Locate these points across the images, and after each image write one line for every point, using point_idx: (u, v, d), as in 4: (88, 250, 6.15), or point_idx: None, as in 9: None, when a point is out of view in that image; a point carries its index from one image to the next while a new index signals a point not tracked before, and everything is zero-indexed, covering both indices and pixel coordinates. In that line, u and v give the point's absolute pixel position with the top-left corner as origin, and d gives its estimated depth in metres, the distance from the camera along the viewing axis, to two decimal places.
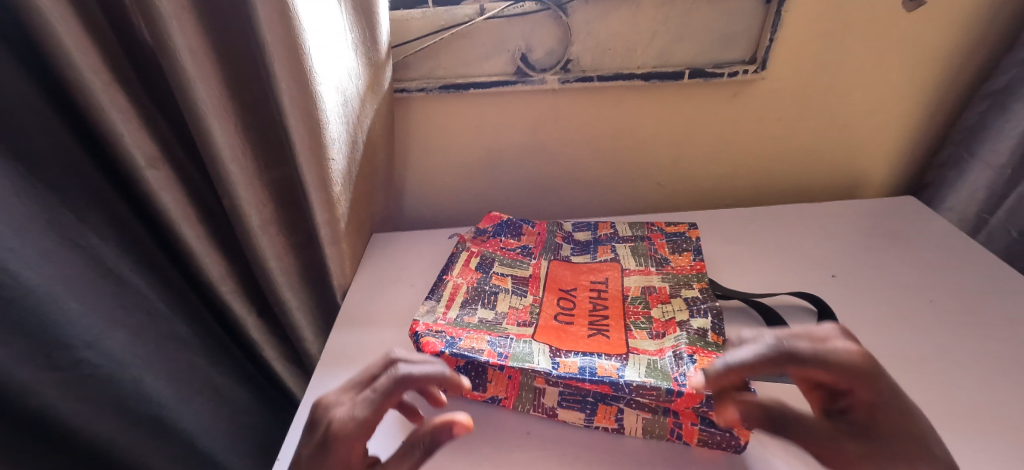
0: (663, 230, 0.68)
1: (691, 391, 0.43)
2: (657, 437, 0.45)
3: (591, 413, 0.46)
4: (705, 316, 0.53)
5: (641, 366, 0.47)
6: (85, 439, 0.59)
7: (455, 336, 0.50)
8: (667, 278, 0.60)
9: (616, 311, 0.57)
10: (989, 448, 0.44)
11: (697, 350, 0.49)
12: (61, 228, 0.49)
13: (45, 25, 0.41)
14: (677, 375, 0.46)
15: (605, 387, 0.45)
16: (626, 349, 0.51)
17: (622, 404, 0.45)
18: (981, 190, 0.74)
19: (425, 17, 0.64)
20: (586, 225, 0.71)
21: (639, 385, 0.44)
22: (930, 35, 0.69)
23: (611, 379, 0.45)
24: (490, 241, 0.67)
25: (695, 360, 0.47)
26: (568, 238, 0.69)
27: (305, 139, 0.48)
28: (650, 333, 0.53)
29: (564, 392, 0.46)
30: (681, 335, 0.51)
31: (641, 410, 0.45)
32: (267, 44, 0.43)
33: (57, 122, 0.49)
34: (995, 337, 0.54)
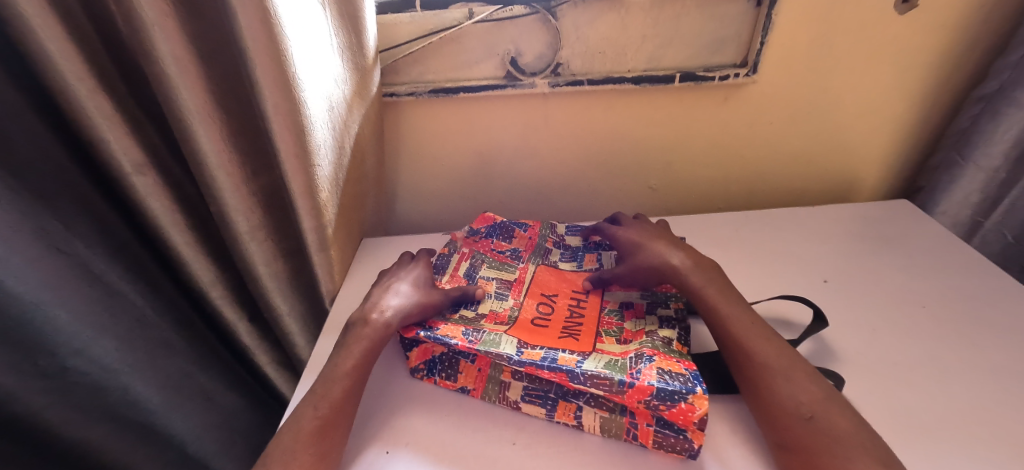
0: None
1: (641, 384, 0.43)
2: (613, 437, 0.45)
3: (552, 409, 0.47)
4: (673, 328, 0.53)
5: (601, 361, 0.48)
6: (74, 444, 0.59)
7: (433, 324, 0.53)
8: (648, 295, 0.58)
9: (591, 319, 0.56)
10: (978, 456, 0.44)
11: (659, 352, 0.48)
12: (47, 236, 0.49)
13: (28, 31, 0.41)
14: (634, 370, 0.46)
15: (563, 376, 0.46)
16: (592, 348, 0.51)
17: (581, 401, 0.47)
18: (974, 194, 0.75)
19: (413, 21, 0.63)
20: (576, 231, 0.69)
21: (592, 378, 0.45)
22: (923, 38, 0.68)
23: (568, 367, 0.46)
24: (478, 242, 0.66)
25: (654, 359, 0.47)
26: (558, 243, 0.67)
27: (290, 146, 0.48)
28: (618, 339, 0.53)
29: (529, 385, 0.48)
30: (646, 341, 0.51)
31: (599, 408, 0.46)
32: (250, 52, 0.42)
33: (42, 128, 0.49)
34: (986, 343, 0.54)
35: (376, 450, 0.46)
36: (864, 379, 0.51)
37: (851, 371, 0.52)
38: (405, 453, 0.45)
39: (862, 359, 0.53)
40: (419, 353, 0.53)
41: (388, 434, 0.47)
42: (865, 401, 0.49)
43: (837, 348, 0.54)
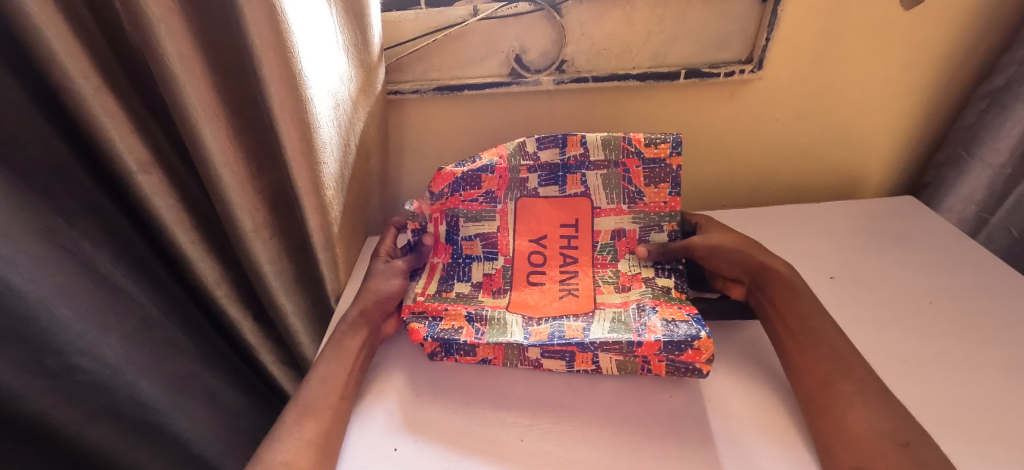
0: (641, 155, 0.57)
1: (649, 341, 0.47)
2: (630, 372, 0.50)
3: (571, 360, 0.50)
4: (669, 276, 0.58)
5: (607, 321, 0.52)
6: (79, 445, 0.59)
7: (436, 317, 0.54)
8: (639, 219, 0.60)
9: (585, 262, 0.59)
10: (989, 450, 0.43)
11: (660, 302, 0.53)
12: (52, 235, 0.49)
13: (34, 30, 0.41)
14: (639, 325, 0.50)
15: (574, 347, 0.49)
16: (595, 305, 0.55)
17: (595, 350, 0.49)
18: (980, 189, 0.75)
19: (417, 18, 0.63)
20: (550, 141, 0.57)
21: (602, 342, 0.49)
22: (928, 34, 0.68)
23: (578, 340, 0.49)
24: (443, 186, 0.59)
25: (657, 310, 0.52)
26: (534, 165, 0.58)
27: (296, 143, 0.48)
28: (616, 286, 0.57)
29: (544, 347, 0.50)
30: (646, 290, 0.56)
31: (614, 353, 0.49)
32: (256, 48, 0.42)
33: (47, 127, 0.49)
34: (994, 338, 0.54)
35: (385, 447, 0.45)
36: None
37: None
38: (412, 448, 0.45)
39: (870, 356, 0.53)
40: (431, 342, 0.52)
41: (396, 433, 0.46)
42: None
43: None
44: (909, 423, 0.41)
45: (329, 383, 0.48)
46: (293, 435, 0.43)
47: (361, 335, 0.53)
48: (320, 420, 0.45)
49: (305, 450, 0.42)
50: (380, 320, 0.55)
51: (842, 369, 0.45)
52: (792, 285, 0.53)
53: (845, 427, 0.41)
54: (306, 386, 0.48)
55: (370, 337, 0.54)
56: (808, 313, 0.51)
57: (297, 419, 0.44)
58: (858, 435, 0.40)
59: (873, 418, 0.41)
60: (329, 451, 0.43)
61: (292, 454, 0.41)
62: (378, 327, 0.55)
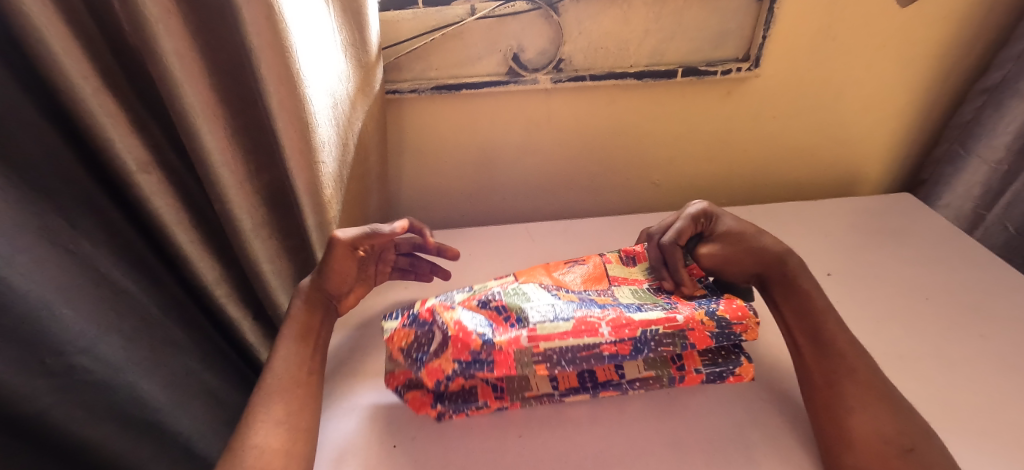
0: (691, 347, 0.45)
1: (692, 374, 0.47)
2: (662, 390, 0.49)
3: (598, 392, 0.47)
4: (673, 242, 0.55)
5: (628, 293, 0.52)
6: (77, 445, 0.59)
7: None
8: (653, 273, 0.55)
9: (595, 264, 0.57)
10: (983, 444, 0.44)
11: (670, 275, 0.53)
12: (52, 235, 0.49)
13: (33, 31, 0.41)
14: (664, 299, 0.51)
15: (609, 390, 0.47)
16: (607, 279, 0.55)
17: (625, 385, 0.47)
18: (976, 186, 0.75)
19: (415, 17, 0.63)
20: (586, 351, 0.43)
21: (639, 381, 0.48)
22: (925, 30, 0.68)
23: (614, 382, 0.47)
24: (448, 329, 0.45)
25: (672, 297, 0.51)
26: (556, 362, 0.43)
27: (294, 143, 0.48)
28: (623, 260, 0.57)
29: (568, 395, 0.47)
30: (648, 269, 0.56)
31: (646, 382, 0.48)
32: (254, 49, 0.42)
33: (47, 127, 0.49)
34: (990, 334, 0.54)
35: (385, 443, 0.45)
36: None
37: None
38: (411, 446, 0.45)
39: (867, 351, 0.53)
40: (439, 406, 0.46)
41: (389, 430, 0.46)
42: None
43: None
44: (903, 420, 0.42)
45: (292, 360, 0.47)
46: (263, 417, 0.42)
47: (318, 313, 0.52)
48: (288, 399, 0.44)
49: (278, 429, 0.42)
50: (332, 301, 0.54)
51: (852, 373, 0.45)
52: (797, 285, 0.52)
53: (846, 427, 0.42)
54: (271, 366, 0.47)
55: (324, 315, 0.53)
56: (818, 308, 0.50)
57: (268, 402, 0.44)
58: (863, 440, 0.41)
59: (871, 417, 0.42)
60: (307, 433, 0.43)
61: (266, 436, 0.41)
62: (331, 309, 0.54)
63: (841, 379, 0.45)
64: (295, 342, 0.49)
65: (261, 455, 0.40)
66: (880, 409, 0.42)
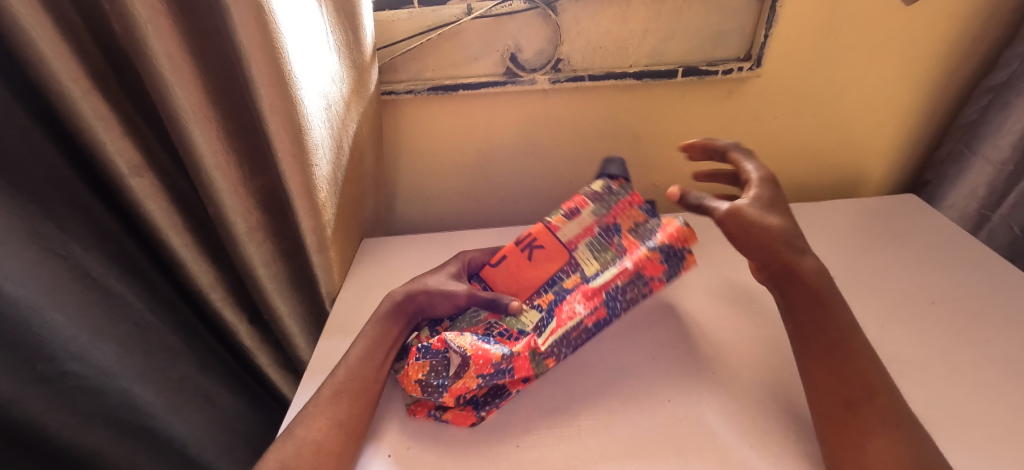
0: (656, 277, 0.51)
1: (656, 274, 0.51)
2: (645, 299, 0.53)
3: (600, 325, 0.50)
4: (604, 181, 0.57)
5: (591, 263, 0.54)
6: (71, 450, 0.59)
7: (441, 378, 0.45)
8: (602, 209, 0.55)
9: (546, 238, 0.55)
10: (992, 453, 0.43)
11: (616, 214, 0.55)
12: (43, 240, 0.48)
13: (20, 33, 0.40)
14: (616, 244, 0.54)
15: (602, 311, 0.50)
16: (566, 250, 0.55)
17: (614, 309, 0.51)
18: (981, 186, 0.73)
19: (411, 18, 0.63)
20: (576, 331, 0.49)
21: (622, 300, 0.51)
22: (929, 29, 0.67)
23: (603, 307, 0.50)
24: (466, 352, 0.45)
25: (623, 234, 0.54)
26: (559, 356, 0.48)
27: (287, 145, 0.47)
28: (567, 214, 0.55)
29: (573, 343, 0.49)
30: (596, 207, 0.55)
31: (628, 299, 0.51)
32: (244, 49, 0.41)
33: (37, 131, 0.48)
34: (997, 339, 0.53)
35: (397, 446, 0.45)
36: None
37: None
38: (406, 454, 0.44)
39: None
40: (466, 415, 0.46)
41: (410, 431, 0.46)
42: None
43: None
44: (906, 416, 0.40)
45: (366, 363, 0.48)
46: (324, 413, 0.44)
47: (395, 329, 0.51)
48: (354, 402, 0.45)
49: (334, 432, 0.43)
50: (418, 318, 0.53)
51: (852, 364, 0.43)
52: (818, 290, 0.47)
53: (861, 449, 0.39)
54: (344, 363, 0.48)
55: (403, 328, 0.52)
56: (819, 288, 0.47)
57: (332, 399, 0.45)
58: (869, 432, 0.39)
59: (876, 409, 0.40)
60: (358, 437, 0.44)
61: (323, 434, 0.42)
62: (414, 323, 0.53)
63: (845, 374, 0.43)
64: (371, 344, 0.49)
65: (319, 452, 0.41)
66: (886, 406, 0.41)
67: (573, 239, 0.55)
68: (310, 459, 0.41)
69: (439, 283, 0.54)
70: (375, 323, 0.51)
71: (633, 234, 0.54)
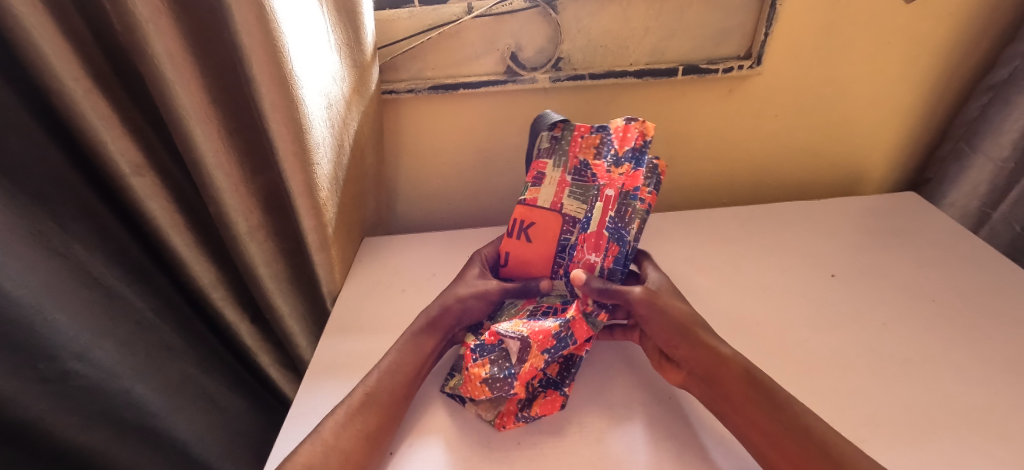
0: (638, 187, 0.51)
1: (634, 182, 0.51)
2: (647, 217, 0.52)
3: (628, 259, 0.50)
4: (549, 136, 0.56)
5: (585, 211, 0.52)
6: (73, 449, 0.59)
7: (511, 373, 0.45)
8: (562, 160, 0.54)
9: (537, 216, 0.54)
10: (993, 452, 0.43)
11: (574, 151, 0.54)
12: (43, 240, 0.48)
13: (22, 31, 0.40)
14: (591, 177, 0.53)
15: (619, 245, 0.50)
16: (557, 214, 0.53)
17: (628, 237, 0.50)
18: (983, 184, 0.74)
19: (412, 16, 0.63)
20: (609, 270, 0.50)
21: (624, 224, 0.50)
22: (929, 26, 0.67)
23: (616, 242, 0.50)
24: (525, 336, 0.46)
25: (594, 170, 0.52)
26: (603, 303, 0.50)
27: (288, 144, 0.47)
28: (536, 183, 0.54)
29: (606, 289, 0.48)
30: (556, 161, 0.54)
31: (631, 221, 0.50)
32: (245, 48, 0.42)
33: (38, 130, 0.49)
34: (997, 336, 0.53)
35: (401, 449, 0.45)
36: (875, 375, 0.50)
37: (861, 366, 0.51)
38: (408, 452, 0.44)
39: (873, 355, 0.52)
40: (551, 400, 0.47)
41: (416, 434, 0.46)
42: (880, 398, 0.47)
43: (845, 342, 0.53)
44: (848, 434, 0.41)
45: (399, 375, 0.47)
46: (352, 421, 0.43)
47: (432, 343, 0.51)
48: (381, 413, 0.44)
49: (361, 441, 0.42)
50: (453, 331, 0.53)
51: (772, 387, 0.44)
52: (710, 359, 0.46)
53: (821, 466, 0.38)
54: (373, 373, 0.47)
55: (441, 344, 0.51)
56: (686, 326, 0.47)
57: (361, 408, 0.44)
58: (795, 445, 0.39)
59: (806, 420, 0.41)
60: (381, 446, 0.43)
61: (351, 443, 0.42)
62: (449, 337, 0.53)
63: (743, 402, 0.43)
64: (403, 358, 0.49)
65: (326, 453, 0.41)
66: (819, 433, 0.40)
67: (555, 200, 0.53)
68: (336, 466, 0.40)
69: (467, 290, 0.54)
70: (410, 338, 0.50)
71: (594, 157, 0.53)
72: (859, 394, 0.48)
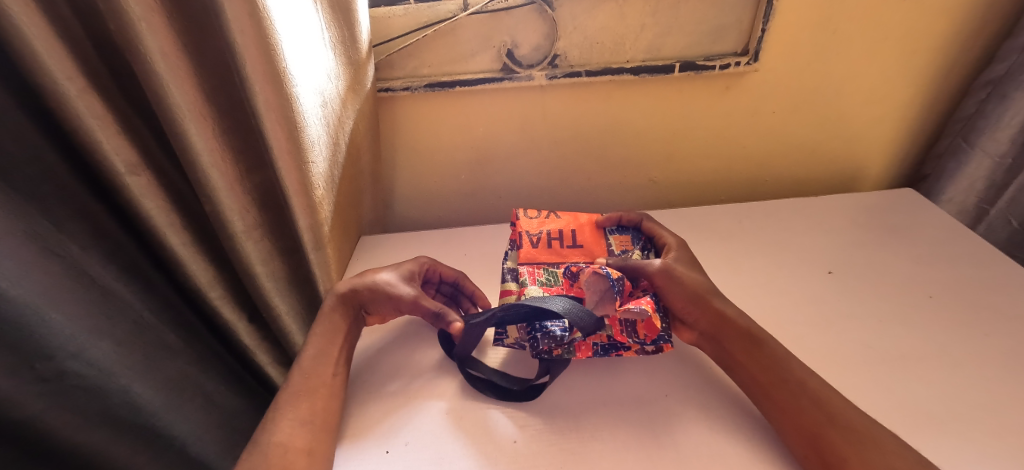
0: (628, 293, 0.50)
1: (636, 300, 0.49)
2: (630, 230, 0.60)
3: (637, 246, 0.59)
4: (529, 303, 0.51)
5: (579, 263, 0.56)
6: (69, 451, 0.58)
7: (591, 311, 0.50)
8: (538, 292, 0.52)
9: (544, 249, 0.57)
10: (991, 450, 0.42)
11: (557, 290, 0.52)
12: (38, 239, 0.48)
13: (13, 30, 0.40)
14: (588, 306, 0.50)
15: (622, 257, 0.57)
16: (559, 250, 0.57)
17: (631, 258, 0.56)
18: (980, 180, 0.74)
19: (407, 13, 0.63)
20: (621, 241, 0.59)
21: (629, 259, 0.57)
22: (927, 21, 0.67)
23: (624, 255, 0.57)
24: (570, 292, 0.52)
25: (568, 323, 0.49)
26: (623, 248, 0.59)
27: (282, 142, 0.47)
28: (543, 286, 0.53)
29: (620, 241, 0.59)
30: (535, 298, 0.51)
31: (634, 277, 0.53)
32: (239, 46, 0.41)
33: (31, 130, 0.48)
34: (995, 333, 0.53)
35: (373, 447, 0.44)
36: (871, 371, 0.50)
37: (858, 362, 0.51)
38: (402, 450, 0.44)
39: (869, 351, 0.52)
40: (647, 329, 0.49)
41: (386, 434, 0.45)
42: (877, 394, 0.48)
43: (841, 339, 0.53)
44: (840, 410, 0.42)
45: (324, 358, 0.48)
46: (286, 414, 0.43)
47: (340, 323, 0.52)
48: (315, 398, 0.45)
49: (300, 430, 0.42)
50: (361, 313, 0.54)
51: (765, 343, 0.48)
52: (750, 338, 0.48)
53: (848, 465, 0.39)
54: (299, 366, 0.48)
55: (354, 323, 0.53)
56: (702, 300, 0.51)
57: (298, 397, 0.45)
58: (800, 416, 0.42)
59: (795, 392, 0.43)
60: (327, 433, 0.43)
61: (288, 435, 0.42)
62: (358, 319, 0.54)
63: (738, 365, 0.47)
64: (325, 342, 0.50)
65: (285, 454, 0.40)
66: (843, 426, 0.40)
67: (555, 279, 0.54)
68: (281, 460, 0.40)
69: (381, 284, 0.54)
70: (323, 321, 0.52)
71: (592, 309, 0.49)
72: (855, 391, 0.48)
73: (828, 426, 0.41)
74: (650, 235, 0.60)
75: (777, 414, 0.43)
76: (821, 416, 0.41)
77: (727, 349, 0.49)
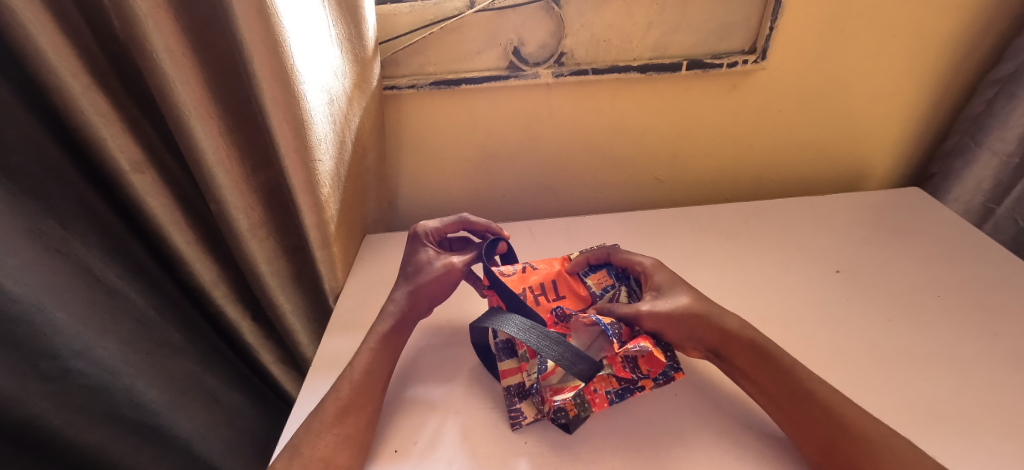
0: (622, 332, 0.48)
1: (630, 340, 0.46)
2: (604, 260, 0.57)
3: (614, 280, 0.56)
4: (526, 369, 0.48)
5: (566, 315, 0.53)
6: (74, 449, 0.58)
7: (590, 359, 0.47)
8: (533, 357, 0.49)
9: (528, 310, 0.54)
10: (1000, 450, 0.42)
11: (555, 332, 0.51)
12: (42, 236, 0.48)
13: (19, 26, 0.39)
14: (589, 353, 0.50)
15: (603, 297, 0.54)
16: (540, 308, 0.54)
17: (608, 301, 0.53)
18: (987, 179, 0.74)
19: (413, 11, 0.62)
20: (598, 274, 0.56)
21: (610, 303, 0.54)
22: (935, 19, 0.66)
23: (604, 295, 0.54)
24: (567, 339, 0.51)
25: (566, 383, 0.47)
26: (603, 286, 0.56)
27: (289, 140, 0.47)
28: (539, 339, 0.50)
29: (597, 276, 0.56)
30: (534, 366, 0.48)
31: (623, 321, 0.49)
32: (246, 43, 0.41)
33: (36, 127, 0.48)
34: (1003, 332, 0.53)
35: (385, 447, 0.44)
36: (880, 371, 0.50)
37: (867, 361, 0.51)
38: (412, 450, 0.44)
39: (877, 350, 0.52)
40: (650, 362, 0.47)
41: (399, 435, 0.45)
42: (886, 393, 0.47)
43: (849, 338, 0.53)
44: (850, 408, 0.42)
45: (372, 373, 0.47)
46: (330, 429, 0.43)
47: (398, 336, 0.51)
48: (359, 416, 0.44)
49: (342, 447, 0.42)
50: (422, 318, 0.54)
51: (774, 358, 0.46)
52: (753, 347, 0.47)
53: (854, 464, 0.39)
54: (345, 378, 0.47)
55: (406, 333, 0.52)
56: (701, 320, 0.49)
57: (341, 412, 0.44)
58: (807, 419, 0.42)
59: (801, 394, 0.44)
60: (364, 450, 0.43)
61: (330, 450, 0.42)
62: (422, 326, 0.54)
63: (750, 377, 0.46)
64: (376, 356, 0.49)
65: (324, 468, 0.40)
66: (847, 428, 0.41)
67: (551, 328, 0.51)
68: None
69: (432, 273, 0.53)
70: (378, 336, 0.50)
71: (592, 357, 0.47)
72: (864, 390, 0.48)
73: (840, 439, 0.41)
74: (625, 264, 0.56)
75: (791, 427, 0.42)
76: (832, 432, 0.41)
77: (733, 362, 0.47)
